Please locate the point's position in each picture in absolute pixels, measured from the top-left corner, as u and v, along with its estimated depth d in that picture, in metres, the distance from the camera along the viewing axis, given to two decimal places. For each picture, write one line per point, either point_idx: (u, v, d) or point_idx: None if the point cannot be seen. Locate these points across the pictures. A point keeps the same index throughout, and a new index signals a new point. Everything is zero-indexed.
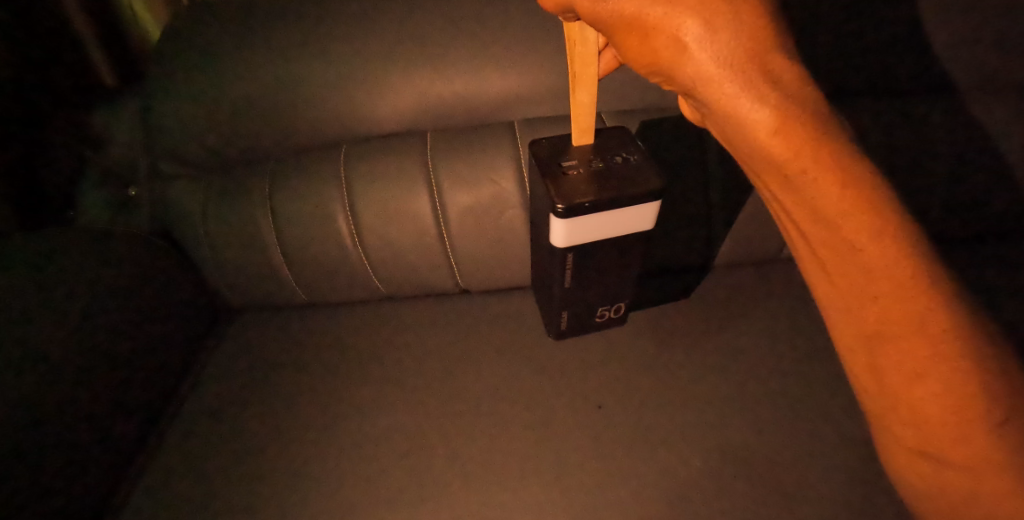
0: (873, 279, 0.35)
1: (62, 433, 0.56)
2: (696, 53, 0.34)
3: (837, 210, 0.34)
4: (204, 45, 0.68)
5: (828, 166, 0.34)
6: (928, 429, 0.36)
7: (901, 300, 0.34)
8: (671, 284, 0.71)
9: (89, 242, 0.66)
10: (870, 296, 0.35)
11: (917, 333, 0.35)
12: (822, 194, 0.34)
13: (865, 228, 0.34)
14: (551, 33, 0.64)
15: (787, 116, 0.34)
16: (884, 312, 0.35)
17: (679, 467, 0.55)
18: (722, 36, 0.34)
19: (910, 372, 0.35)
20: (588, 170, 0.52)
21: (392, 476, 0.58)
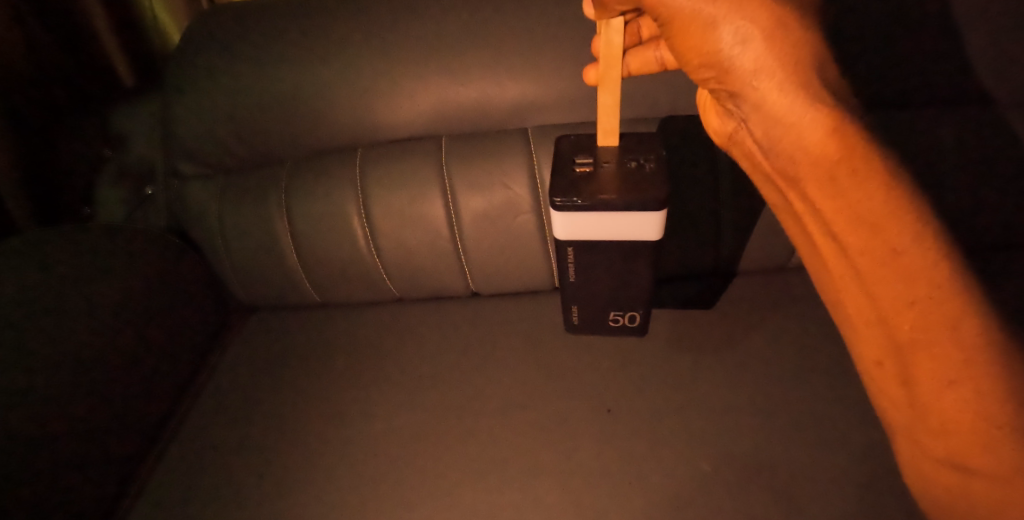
0: (910, 282, 0.36)
1: (78, 426, 0.56)
2: (756, 51, 0.36)
3: (879, 212, 0.36)
4: (222, 47, 0.69)
5: (873, 169, 0.37)
6: (962, 439, 0.37)
7: (937, 304, 0.36)
8: (683, 289, 0.72)
9: (107, 239, 0.67)
10: (905, 300, 0.37)
11: (953, 342, 0.36)
12: (865, 196, 0.37)
13: (904, 232, 0.36)
14: (565, 41, 0.65)
15: (842, 118, 0.36)
16: (921, 316, 0.37)
17: (688, 471, 0.56)
18: (788, 35, 0.35)
19: (946, 380, 0.37)
20: (598, 170, 0.53)
21: (404, 474, 0.59)
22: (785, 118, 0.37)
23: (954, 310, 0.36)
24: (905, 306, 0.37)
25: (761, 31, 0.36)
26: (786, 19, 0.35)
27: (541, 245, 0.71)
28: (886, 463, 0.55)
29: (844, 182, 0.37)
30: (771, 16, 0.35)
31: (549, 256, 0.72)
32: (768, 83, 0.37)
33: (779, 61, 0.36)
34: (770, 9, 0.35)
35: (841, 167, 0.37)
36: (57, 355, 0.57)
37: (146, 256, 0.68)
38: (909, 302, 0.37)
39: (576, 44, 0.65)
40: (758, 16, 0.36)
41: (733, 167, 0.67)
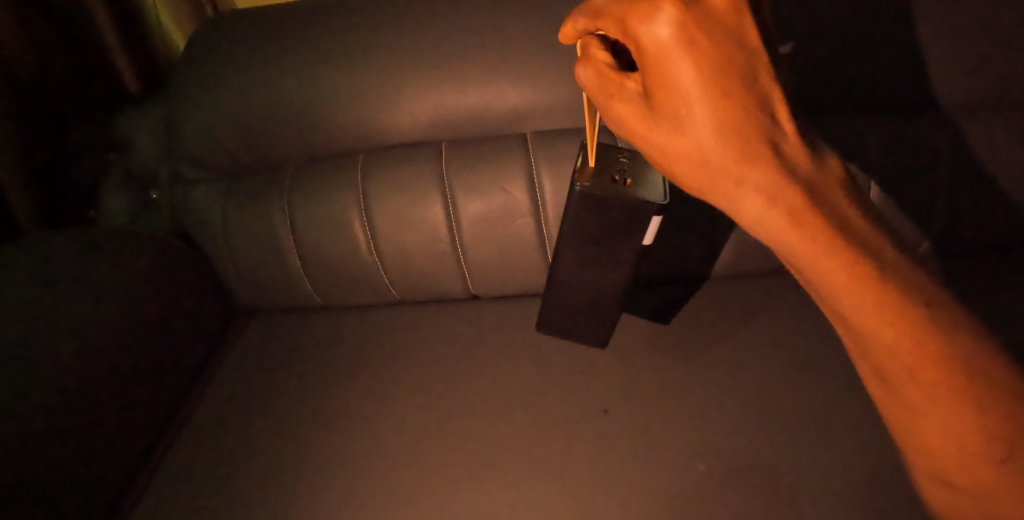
0: (870, 342, 0.37)
1: (81, 425, 0.57)
2: (687, 168, 0.36)
3: (834, 291, 0.36)
4: (226, 52, 0.70)
5: (823, 254, 0.35)
6: (938, 462, 0.37)
7: (894, 353, 0.36)
8: (679, 290, 0.75)
9: (110, 240, 0.69)
10: (867, 353, 0.38)
11: (910, 381, 0.36)
12: (816, 279, 0.36)
13: (859, 307, 0.36)
14: (563, 47, 0.66)
15: (785, 214, 0.35)
16: (879, 361, 0.37)
17: (682, 469, 0.57)
18: (714, 153, 0.35)
19: (911, 412, 0.37)
20: (630, 170, 0.51)
21: (404, 473, 0.60)
22: (730, 214, 0.37)
23: (914, 355, 0.36)
24: (865, 351, 0.37)
25: (687, 151, 0.36)
26: (706, 139, 0.34)
27: (541, 249, 0.72)
28: (875, 463, 0.56)
29: (793, 265, 0.37)
30: (692, 140, 0.35)
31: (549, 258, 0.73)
32: (704, 191, 0.37)
33: (709, 176, 0.36)
34: (692, 129, 0.35)
35: (785, 254, 0.37)
36: (60, 356, 0.58)
37: (151, 255, 0.70)
38: (868, 352, 0.38)
39: (573, 52, 0.66)
40: (682, 139, 0.35)
41: None
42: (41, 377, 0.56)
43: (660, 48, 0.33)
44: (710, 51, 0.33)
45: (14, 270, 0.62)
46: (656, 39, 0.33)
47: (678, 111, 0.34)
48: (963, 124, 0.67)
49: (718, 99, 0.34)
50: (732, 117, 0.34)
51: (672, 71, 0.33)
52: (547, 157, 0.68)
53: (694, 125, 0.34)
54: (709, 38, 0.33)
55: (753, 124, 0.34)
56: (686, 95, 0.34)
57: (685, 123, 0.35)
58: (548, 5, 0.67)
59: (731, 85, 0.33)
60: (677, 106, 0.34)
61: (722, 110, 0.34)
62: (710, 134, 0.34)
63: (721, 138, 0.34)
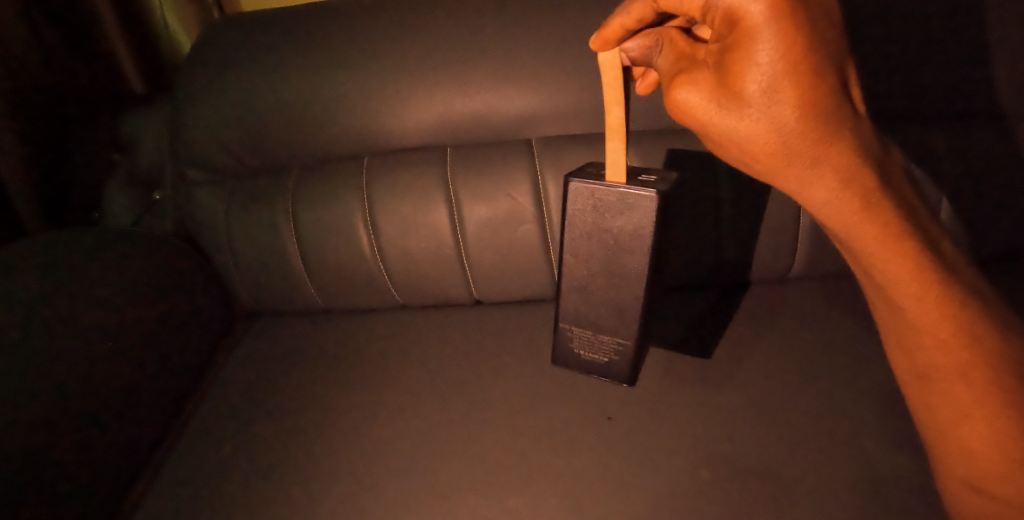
0: (918, 333, 0.37)
1: (79, 417, 0.56)
2: (762, 150, 0.34)
3: (897, 279, 0.36)
4: (229, 51, 0.70)
5: (891, 241, 0.35)
6: (970, 464, 0.39)
7: (950, 353, 0.37)
8: (689, 311, 0.73)
9: (107, 241, 0.68)
10: (917, 345, 0.38)
11: (962, 378, 0.37)
12: (881, 263, 0.35)
13: (916, 291, 0.36)
14: (566, 51, 0.66)
15: (857, 196, 0.34)
16: (927, 360, 0.38)
17: (689, 477, 0.55)
18: (794, 133, 0.33)
19: (955, 413, 0.38)
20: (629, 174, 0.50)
21: (404, 477, 0.58)
22: (799, 198, 0.36)
23: (969, 351, 0.37)
24: (912, 348, 0.38)
25: (765, 133, 0.33)
26: (789, 119, 0.32)
27: (544, 254, 0.72)
28: (889, 468, 0.54)
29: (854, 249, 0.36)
30: (771, 118, 0.33)
31: (553, 264, 0.73)
32: (775, 174, 0.35)
33: (785, 156, 0.34)
34: (777, 109, 0.32)
35: (852, 238, 0.35)
36: (58, 355, 0.57)
37: (153, 255, 0.70)
38: (919, 351, 0.38)
39: (579, 56, 0.66)
40: (761, 121, 0.33)
41: (730, 180, 0.70)
42: (34, 377, 0.55)
43: (750, 21, 0.31)
44: (804, 20, 0.30)
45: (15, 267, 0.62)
46: (744, 11, 0.31)
47: (761, 89, 0.32)
48: (970, 126, 0.66)
49: (808, 75, 0.31)
50: (818, 94, 0.32)
51: (761, 43, 0.31)
52: (552, 163, 0.68)
53: (776, 103, 0.32)
54: (802, 9, 0.30)
55: (837, 101, 0.32)
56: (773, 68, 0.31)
57: (769, 103, 0.32)
58: (551, 8, 0.67)
59: (820, 58, 0.31)
60: (761, 83, 0.32)
61: (808, 87, 0.31)
62: (794, 110, 0.32)
63: (805, 114, 0.32)
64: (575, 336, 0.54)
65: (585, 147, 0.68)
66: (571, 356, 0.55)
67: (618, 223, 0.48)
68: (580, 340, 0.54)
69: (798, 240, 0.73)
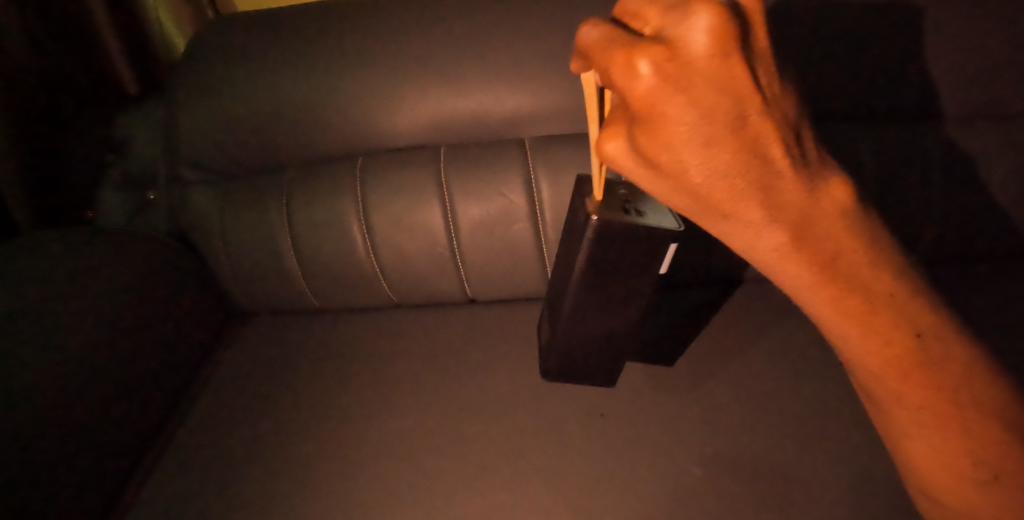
0: (904, 428, 0.31)
1: (78, 417, 0.57)
2: (689, 216, 0.31)
3: (863, 364, 0.30)
4: (222, 49, 0.71)
5: (846, 329, 0.29)
6: (923, 478, 0.32)
7: (942, 456, 0.31)
8: (683, 313, 0.73)
9: (100, 240, 0.68)
10: (906, 441, 0.32)
11: (898, 404, 0.30)
12: (840, 345, 0.30)
13: (886, 382, 0.30)
14: (559, 51, 0.67)
15: (785, 263, 0.28)
16: (913, 458, 0.32)
17: (678, 474, 0.56)
18: (711, 205, 0.29)
19: (897, 431, 0.32)
20: (629, 199, 0.49)
21: (397, 476, 0.59)
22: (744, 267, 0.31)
23: (908, 383, 0.29)
24: (899, 441, 0.32)
25: (684, 202, 0.30)
26: (701, 192, 0.28)
27: (538, 254, 0.73)
28: (876, 463, 0.56)
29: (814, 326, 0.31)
30: (684, 188, 0.29)
31: (546, 262, 0.73)
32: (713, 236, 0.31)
33: (710, 225, 0.30)
34: (689, 183, 0.28)
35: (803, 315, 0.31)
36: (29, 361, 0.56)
37: (147, 255, 0.70)
38: (907, 445, 0.32)
39: (570, 55, 0.67)
40: (675, 191, 0.29)
41: None
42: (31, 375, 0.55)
43: (639, 101, 0.27)
44: (699, 99, 0.26)
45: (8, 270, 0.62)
46: (630, 91, 0.26)
47: (666, 165, 0.28)
48: (945, 129, 0.70)
49: (712, 152, 0.27)
50: (729, 170, 0.27)
51: (653, 123, 0.27)
52: (546, 162, 0.69)
53: (684, 177, 0.28)
54: (695, 84, 0.26)
55: (755, 176, 0.27)
56: (672, 147, 0.27)
57: (678, 177, 0.28)
58: (543, 8, 0.67)
59: (724, 134, 0.27)
60: (664, 159, 0.28)
61: (716, 163, 0.27)
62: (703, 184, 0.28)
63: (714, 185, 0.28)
64: (543, 309, 0.62)
65: (579, 146, 0.69)
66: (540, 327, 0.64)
67: (574, 232, 0.49)
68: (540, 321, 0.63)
69: None
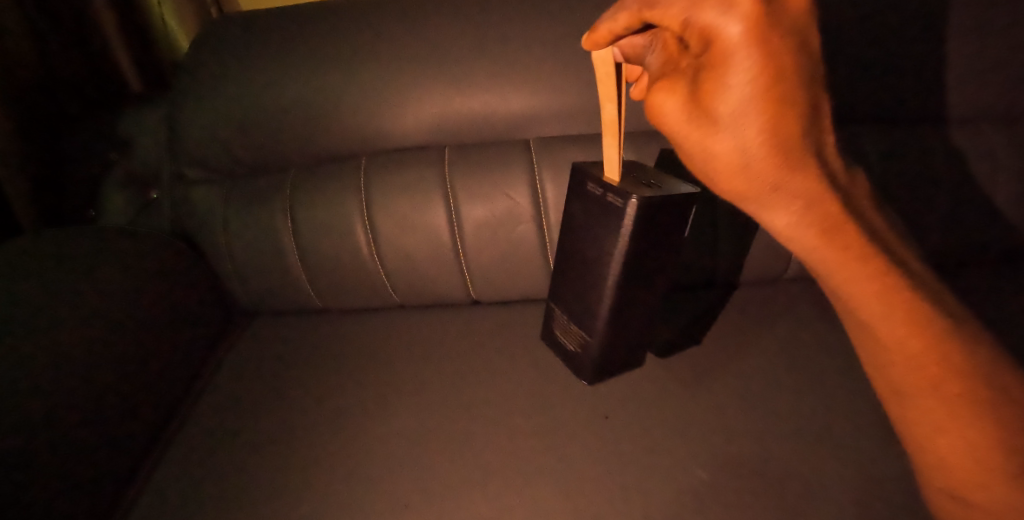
0: (915, 398, 0.35)
1: (80, 419, 0.57)
2: (729, 178, 0.33)
3: (877, 327, 0.34)
4: (226, 47, 0.71)
5: (870, 288, 0.33)
6: (941, 451, 0.35)
7: (952, 423, 0.34)
8: (688, 314, 0.73)
9: (105, 240, 0.68)
10: (915, 409, 0.35)
11: (916, 364, 0.34)
12: (858, 309, 0.34)
13: (898, 345, 0.34)
14: (564, 51, 0.66)
15: (817, 225, 0.32)
16: (924, 426, 0.35)
17: (685, 478, 0.55)
18: (760, 164, 0.32)
19: (911, 398, 0.35)
20: (639, 175, 0.52)
21: (401, 478, 0.58)
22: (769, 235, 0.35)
23: (925, 348, 0.33)
24: (907, 413, 0.35)
25: (733, 159, 0.32)
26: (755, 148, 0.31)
27: (542, 255, 0.72)
28: (884, 464, 0.55)
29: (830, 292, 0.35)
30: (738, 136, 0.31)
31: (549, 263, 0.73)
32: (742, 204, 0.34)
33: (751, 187, 0.33)
34: (749, 136, 0.31)
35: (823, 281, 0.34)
36: (31, 361, 0.55)
37: (151, 255, 0.70)
38: (916, 414, 0.35)
39: (575, 55, 0.66)
40: (728, 147, 0.32)
41: None
42: (34, 374, 0.55)
43: (727, 41, 0.30)
44: (781, 50, 0.30)
45: (12, 268, 0.62)
46: (721, 30, 0.30)
47: (730, 114, 0.31)
48: (950, 131, 0.69)
49: (778, 104, 0.30)
50: (787, 127, 0.31)
51: (733, 66, 0.30)
52: (551, 163, 0.68)
53: (744, 131, 0.31)
54: (779, 35, 0.29)
55: (807, 136, 0.31)
56: (745, 94, 0.30)
57: (737, 130, 0.31)
58: (548, 8, 0.67)
59: (793, 90, 0.30)
60: (730, 107, 0.31)
61: (778, 117, 0.31)
62: (758, 140, 0.31)
63: (769, 141, 0.31)
64: (557, 320, 0.61)
65: (584, 146, 0.68)
66: (561, 329, 0.60)
67: (614, 227, 0.50)
68: (557, 322, 0.61)
69: None
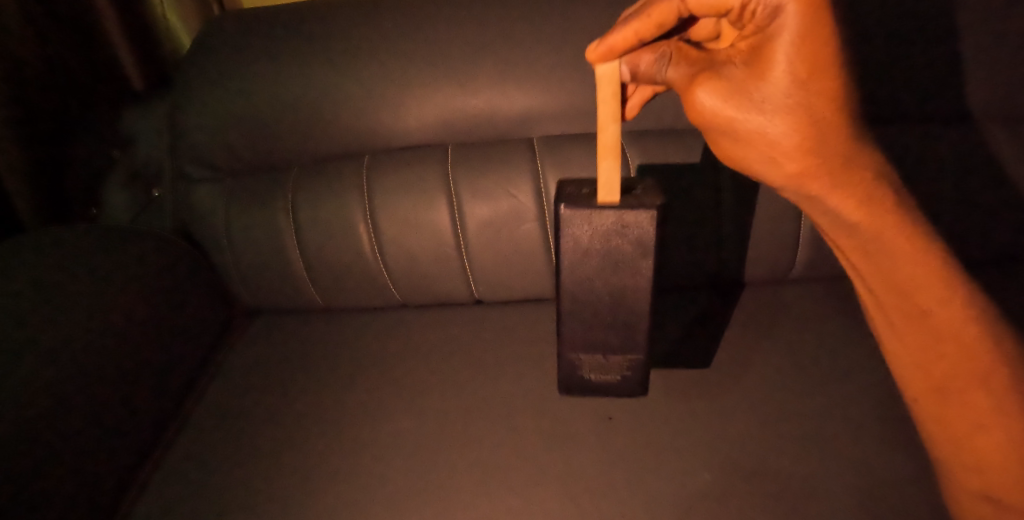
0: (941, 340, 0.40)
1: (84, 417, 0.56)
2: (792, 153, 0.36)
3: (915, 276, 0.39)
4: (229, 44, 0.70)
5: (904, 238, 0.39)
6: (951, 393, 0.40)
7: (967, 360, 0.40)
8: (692, 315, 0.73)
9: (108, 239, 0.68)
10: (936, 352, 0.40)
11: (938, 305, 0.39)
12: (897, 260, 0.39)
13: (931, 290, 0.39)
14: (569, 49, 0.66)
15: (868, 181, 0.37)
16: (938, 370, 0.40)
17: (690, 480, 0.55)
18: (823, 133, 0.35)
19: (933, 342, 0.40)
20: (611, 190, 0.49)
21: (402, 481, 0.58)
22: (820, 203, 0.39)
23: (946, 289, 0.39)
24: (930, 359, 0.40)
25: (799, 132, 0.35)
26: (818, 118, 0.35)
27: (545, 254, 0.72)
28: (891, 466, 0.54)
29: (873, 250, 0.40)
30: (803, 107, 0.34)
31: (552, 263, 0.73)
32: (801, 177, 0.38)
33: (814, 157, 0.36)
34: (813, 107, 0.34)
35: (870, 239, 0.39)
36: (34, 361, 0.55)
37: (156, 254, 0.70)
38: (938, 358, 0.40)
39: (579, 53, 0.66)
40: (794, 121, 0.35)
41: (734, 185, 0.71)
42: (37, 373, 0.55)
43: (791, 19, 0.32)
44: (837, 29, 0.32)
45: (14, 269, 0.62)
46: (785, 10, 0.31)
47: (796, 89, 0.34)
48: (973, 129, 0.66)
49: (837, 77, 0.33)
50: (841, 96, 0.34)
51: (797, 44, 0.32)
52: (555, 162, 0.68)
53: (808, 105, 0.34)
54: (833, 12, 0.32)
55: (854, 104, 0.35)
56: (811, 68, 0.33)
57: (802, 103, 0.34)
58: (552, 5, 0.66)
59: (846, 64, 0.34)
60: (795, 80, 0.33)
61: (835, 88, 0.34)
62: (820, 108, 0.34)
63: (830, 105, 0.34)
64: (586, 363, 0.54)
65: (588, 146, 0.68)
66: (593, 371, 0.54)
67: (616, 242, 0.47)
68: (591, 364, 0.54)
69: (800, 239, 0.74)
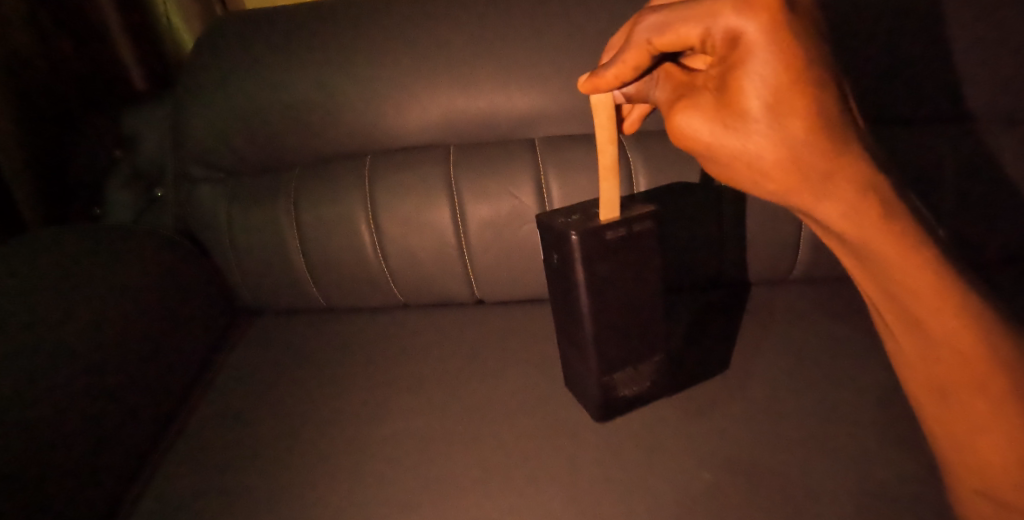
0: (956, 386, 0.33)
1: (84, 412, 0.56)
2: (771, 178, 0.33)
3: (929, 316, 0.33)
4: (232, 43, 0.71)
5: (923, 272, 0.32)
6: (957, 436, 0.34)
7: (982, 411, 0.33)
8: (693, 314, 0.75)
9: (108, 237, 0.69)
10: (945, 396, 0.34)
11: (952, 347, 0.33)
12: (911, 297, 0.33)
13: (954, 332, 0.33)
14: (568, 48, 0.66)
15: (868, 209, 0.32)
16: (955, 414, 0.34)
17: (689, 479, 0.55)
18: (804, 156, 0.31)
19: (944, 385, 0.34)
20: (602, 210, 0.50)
21: (398, 480, 0.57)
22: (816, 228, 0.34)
23: (967, 332, 0.32)
24: (943, 401, 0.34)
25: (775, 157, 0.31)
26: (796, 140, 0.30)
27: None
28: (891, 466, 0.53)
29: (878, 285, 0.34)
30: (776, 129, 0.30)
31: None
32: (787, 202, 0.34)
33: (796, 182, 0.32)
34: (788, 129, 0.30)
35: (880, 273, 0.33)
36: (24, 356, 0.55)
37: (158, 253, 0.71)
38: (955, 403, 0.34)
39: (579, 53, 0.66)
40: (770, 144, 0.31)
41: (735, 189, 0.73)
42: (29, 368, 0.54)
43: (749, 41, 0.29)
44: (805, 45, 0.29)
45: (14, 265, 0.62)
46: (743, 30, 0.29)
47: (764, 110, 0.30)
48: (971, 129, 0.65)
49: (811, 94, 0.29)
50: (823, 116, 0.30)
51: (756, 64, 0.29)
52: (557, 162, 0.68)
53: (781, 125, 0.30)
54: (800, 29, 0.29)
55: (842, 123, 0.31)
56: (776, 88, 0.29)
57: (773, 125, 0.30)
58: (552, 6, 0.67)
59: (824, 80, 0.29)
60: (762, 100, 0.30)
61: (812, 106, 0.30)
62: (796, 129, 0.30)
63: (809, 127, 0.30)
64: (621, 382, 0.55)
65: (590, 147, 0.68)
66: (627, 386, 0.56)
67: (630, 253, 0.48)
68: (623, 382, 0.55)
69: (800, 240, 0.75)
